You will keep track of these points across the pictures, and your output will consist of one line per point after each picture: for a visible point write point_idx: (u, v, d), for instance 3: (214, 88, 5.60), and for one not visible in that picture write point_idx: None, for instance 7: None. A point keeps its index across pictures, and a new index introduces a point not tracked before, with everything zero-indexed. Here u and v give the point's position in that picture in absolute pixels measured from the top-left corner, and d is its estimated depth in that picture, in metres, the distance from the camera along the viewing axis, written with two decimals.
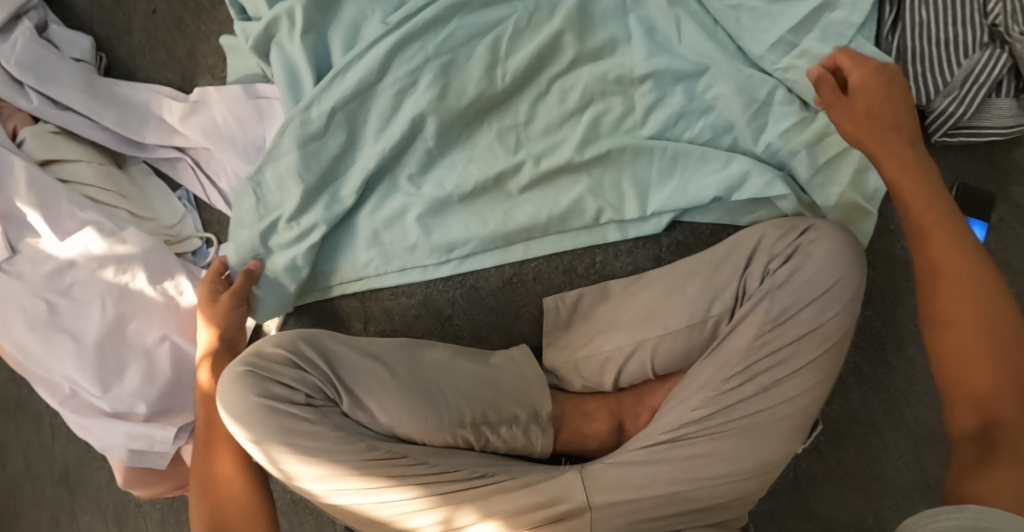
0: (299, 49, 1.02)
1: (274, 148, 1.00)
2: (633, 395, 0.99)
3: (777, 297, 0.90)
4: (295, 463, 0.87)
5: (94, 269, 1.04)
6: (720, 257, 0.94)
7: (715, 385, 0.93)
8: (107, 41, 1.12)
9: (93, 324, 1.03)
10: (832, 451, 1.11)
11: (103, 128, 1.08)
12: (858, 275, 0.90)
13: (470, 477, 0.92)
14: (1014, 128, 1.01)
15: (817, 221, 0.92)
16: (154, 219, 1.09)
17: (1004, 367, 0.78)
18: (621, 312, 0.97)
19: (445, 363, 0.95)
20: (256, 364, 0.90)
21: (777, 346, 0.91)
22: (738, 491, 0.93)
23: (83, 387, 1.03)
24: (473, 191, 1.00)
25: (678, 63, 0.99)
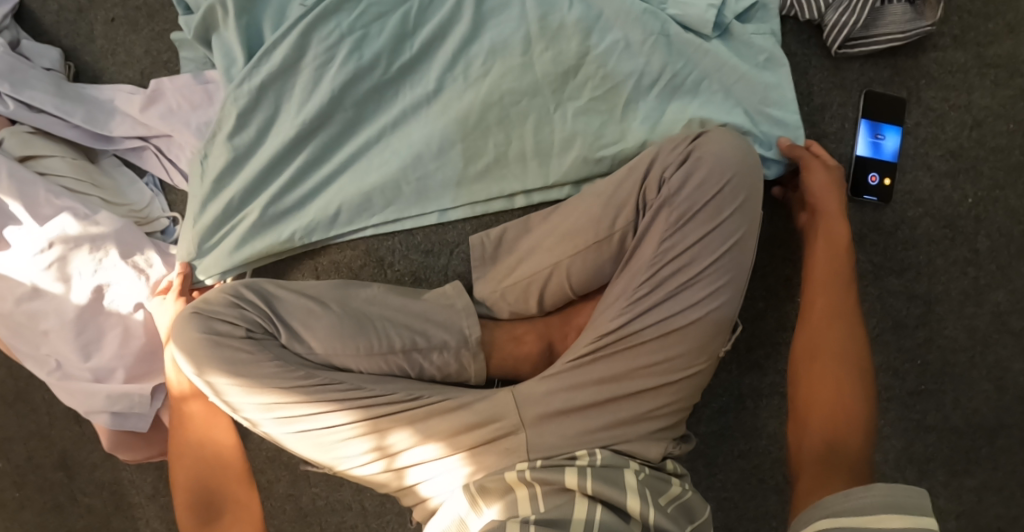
0: (234, 30, 1.10)
1: (219, 121, 1.10)
2: (558, 317, 1.08)
3: (674, 204, 0.99)
4: (236, 390, 0.98)
5: (70, 249, 1.14)
6: (621, 175, 1.02)
7: (628, 296, 0.99)
8: (73, 51, 1.24)
9: (73, 298, 1.14)
10: (773, 365, 1.14)
11: (74, 127, 1.19)
12: (749, 174, 0.98)
13: (406, 399, 0.99)
14: (911, 32, 1.09)
15: (708, 128, 1.01)
16: (125, 204, 1.19)
17: (855, 401, 0.96)
18: (542, 241, 1.05)
19: (380, 297, 1.04)
20: (201, 307, 1.00)
21: (680, 249, 0.98)
22: (658, 398, 0.99)
23: (69, 358, 1.14)
24: (391, 161, 1.10)
25: (571, 13, 1.08)
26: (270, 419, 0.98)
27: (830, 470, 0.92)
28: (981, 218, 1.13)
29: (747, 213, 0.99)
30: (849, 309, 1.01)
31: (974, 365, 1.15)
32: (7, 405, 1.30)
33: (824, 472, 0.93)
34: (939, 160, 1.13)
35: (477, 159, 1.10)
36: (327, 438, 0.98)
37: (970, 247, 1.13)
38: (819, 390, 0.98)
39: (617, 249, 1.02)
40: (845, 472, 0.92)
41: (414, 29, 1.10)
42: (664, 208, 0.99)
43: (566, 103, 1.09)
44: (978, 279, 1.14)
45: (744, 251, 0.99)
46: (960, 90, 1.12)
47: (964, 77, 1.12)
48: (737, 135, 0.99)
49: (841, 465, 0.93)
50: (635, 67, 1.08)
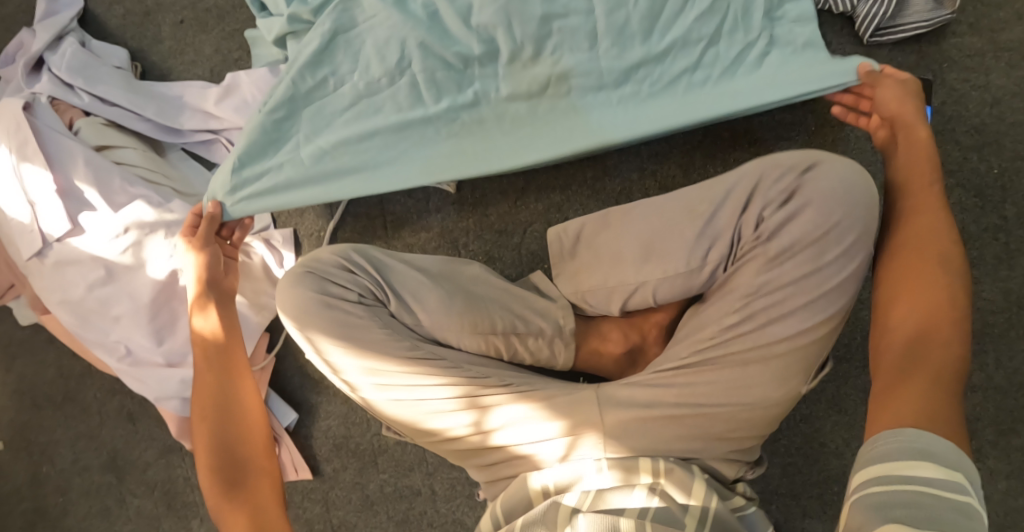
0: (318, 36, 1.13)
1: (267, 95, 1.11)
2: (642, 315, 1.13)
3: (778, 235, 1.01)
4: (339, 354, 1.00)
5: (145, 234, 1.15)
6: (719, 199, 1.04)
7: (722, 321, 1.03)
8: (140, 52, 1.29)
9: (148, 282, 1.15)
10: (828, 329, 1.21)
11: (145, 120, 1.22)
12: (863, 206, 0.99)
13: (499, 383, 1.03)
14: (935, 19, 1.21)
15: (820, 158, 1.01)
16: (195, 195, 1.22)
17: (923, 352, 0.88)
18: (632, 257, 1.08)
19: (479, 278, 1.07)
20: (312, 266, 1.03)
21: (775, 287, 1.00)
22: (732, 423, 1.01)
23: (141, 343, 1.14)
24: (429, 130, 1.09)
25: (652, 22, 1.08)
26: (370, 383, 1.01)
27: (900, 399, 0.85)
28: (1006, 188, 1.22)
29: (855, 254, 0.99)
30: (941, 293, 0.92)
31: (1012, 323, 1.22)
32: (57, 407, 1.31)
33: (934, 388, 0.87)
34: (965, 136, 1.23)
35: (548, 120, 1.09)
36: (424, 407, 1.02)
37: (998, 214, 1.23)
38: (914, 260, 0.93)
39: (705, 280, 1.05)
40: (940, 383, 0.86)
41: None
42: (761, 246, 1.02)
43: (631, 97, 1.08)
44: (1009, 245, 1.22)
45: (846, 283, 1.00)
46: (979, 72, 1.23)
47: (981, 60, 1.23)
48: (853, 164, 1.00)
49: (923, 373, 0.86)
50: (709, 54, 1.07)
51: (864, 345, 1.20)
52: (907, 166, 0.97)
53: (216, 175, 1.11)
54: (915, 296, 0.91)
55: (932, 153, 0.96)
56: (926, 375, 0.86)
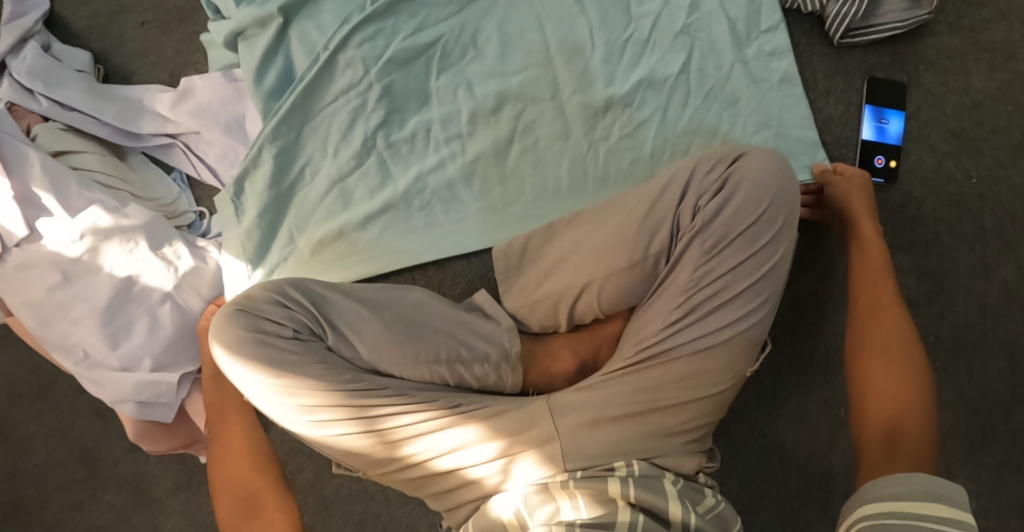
0: (258, 52, 1.15)
1: (253, 161, 1.14)
2: (589, 330, 1.15)
3: (711, 229, 1.05)
4: (279, 393, 1.01)
5: (101, 240, 1.16)
6: (658, 191, 1.07)
7: (663, 318, 1.06)
8: (104, 54, 1.29)
9: (104, 286, 1.16)
10: (786, 342, 1.17)
11: (104, 124, 1.23)
12: (787, 192, 1.05)
13: (447, 405, 1.04)
14: (909, 21, 1.15)
15: (746, 150, 1.07)
16: (154, 199, 1.23)
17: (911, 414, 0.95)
18: (578, 256, 1.09)
19: (423, 302, 1.10)
20: (245, 305, 1.04)
21: (714, 277, 1.04)
22: (688, 412, 1.04)
23: (97, 347, 1.15)
24: (416, 189, 1.14)
25: (615, 84, 1.13)
26: (309, 421, 1.02)
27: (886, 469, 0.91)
28: (984, 196, 1.17)
29: (785, 238, 1.06)
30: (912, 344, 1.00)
31: (985, 338, 1.18)
32: (30, 404, 1.33)
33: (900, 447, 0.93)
34: (940, 141, 1.17)
35: (522, 171, 1.13)
36: (362, 440, 1.02)
37: (975, 223, 1.17)
38: (874, 343, 1.01)
39: (649, 272, 1.08)
40: (909, 456, 0.92)
41: None
42: (698, 236, 1.05)
43: (598, 143, 1.13)
44: (985, 255, 1.17)
45: (778, 273, 1.06)
46: (958, 74, 1.18)
47: (961, 62, 1.18)
48: (777, 156, 1.05)
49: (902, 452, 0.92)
50: (661, 98, 1.13)
51: (826, 357, 1.16)
52: (862, 268, 1.06)
53: (224, 241, 1.16)
54: (875, 375, 0.98)
55: (881, 259, 1.06)
56: (903, 449, 0.92)
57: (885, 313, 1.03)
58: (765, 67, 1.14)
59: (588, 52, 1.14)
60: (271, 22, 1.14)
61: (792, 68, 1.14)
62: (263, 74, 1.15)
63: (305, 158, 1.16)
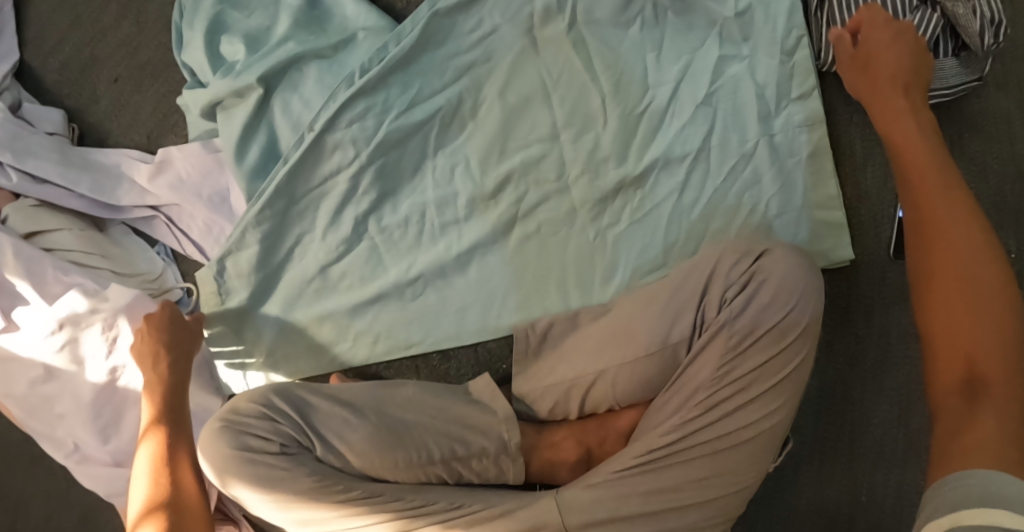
0: (237, 126, 1.05)
1: (238, 239, 1.07)
2: (596, 420, 1.04)
3: (737, 323, 0.96)
4: (266, 504, 0.94)
5: (82, 329, 1.10)
6: (683, 275, 1.00)
7: (679, 413, 0.97)
8: (78, 112, 1.20)
9: (89, 379, 1.10)
10: (811, 425, 1.11)
11: (81, 197, 1.15)
12: (816, 288, 0.96)
13: (447, 508, 0.95)
14: (956, 88, 1.05)
15: (772, 245, 0.98)
16: (137, 275, 1.15)
17: (1002, 336, 0.79)
18: (598, 345, 1.01)
19: (416, 399, 1.00)
20: (230, 419, 0.96)
21: (739, 373, 0.95)
22: (705, 511, 0.95)
23: (86, 441, 1.11)
24: (410, 277, 1.06)
25: (626, 163, 1.04)
26: None
27: (972, 454, 0.74)
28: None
29: (811, 336, 0.96)
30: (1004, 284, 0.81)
31: None
32: (24, 469, 1.29)
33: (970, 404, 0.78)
34: (982, 213, 1.08)
35: (526, 257, 1.05)
36: None
37: None
38: (934, 239, 0.84)
39: (669, 364, 0.99)
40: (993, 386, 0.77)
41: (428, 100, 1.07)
42: (724, 329, 0.96)
43: (607, 230, 1.05)
44: None
45: (803, 374, 0.96)
46: (1003, 140, 1.08)
47: (1007, 126, 1.08)
48: (801, 254, 0.96)
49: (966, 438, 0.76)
50: (676, 179, 1.04)
51: (852, 443, 1.10)
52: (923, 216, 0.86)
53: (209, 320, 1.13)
54: (946, 288, 0.83)
55: (943, 156, 0.88)
56: (986, 404, 0.77)
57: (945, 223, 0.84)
58: (792, 130, 1.05)
59: (600, 125, 1.04)
60: (249, 93, 1.04)
61: (822, 142, 1.04)
62: (244, 150, 1.05)
63: (292, 236, 1.08)
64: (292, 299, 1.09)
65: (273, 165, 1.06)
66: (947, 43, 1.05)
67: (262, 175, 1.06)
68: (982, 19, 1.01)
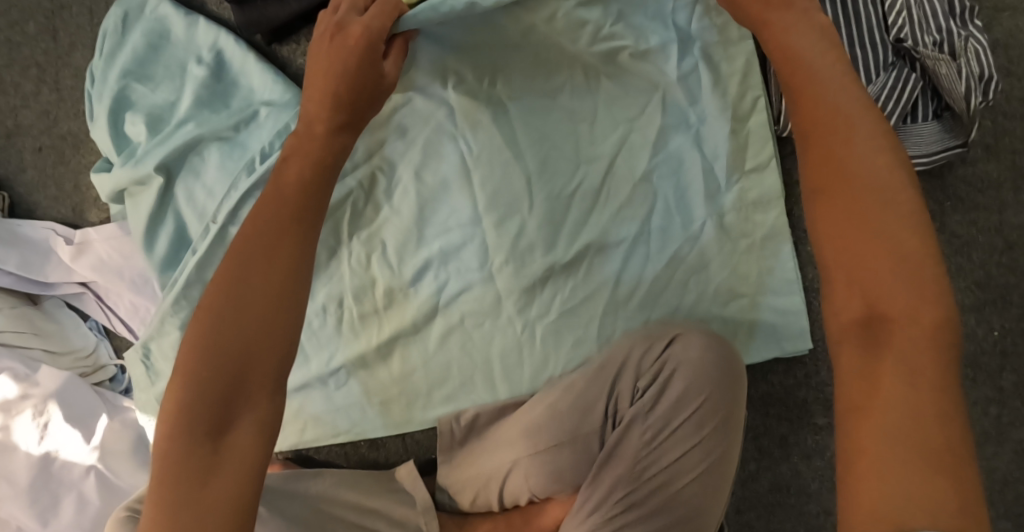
0: (143, 213, 0.98)
1: (160, 327, 1.05)
2: (521, 515, 0.99)
3: (651, 417, 0.90)
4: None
5: (12, 415, 1.08)
6: (592, 372, 0.94)
7: (602, 511, 0.89)
8: (7, 180, 1.16)
9: (23, 465, 1.08)
10: (764, 525, 1.02)
11: (8, 274, 1.11)
12: (731, 381, 0.89)
13: None
14: (939, 156, 0.91)
15: (685, 329, 0.92)
16: (70, 352, 1.13)
17: (904, 424, 0.61)
18: (518, 438, 0.95)
19: (330, 493, 0.98)
20: (135, 511, 0.94)
21: (655, 470, 0.89)
22: None
23: (26, 525, 1.09)
24: (330, 372, 1.00)
25: (555, 252, 0.95)
26: None
27: (893, 499, 0.59)
28: (1008, 353, 0.98)
29: (731, 428, 0.89)
30: (915, 221, 0.64)
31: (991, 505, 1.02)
32: None
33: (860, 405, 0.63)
34: (963, 294, 0.97)
35: (451, 347, 0.98)
36: None
37: (993, 384, 0.99)
38: (853, 182, 0.66)
39: (585, 455, 0.93)
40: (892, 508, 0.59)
41: None
42: (637, 422, 0.90)
43: (535, 320, 0.96)
44: (1001, 419, 1.00)
45: (729, 466, 0.90)
46: (990, 211, 0.95)
47: (996, 194, 0.95)
48: (714, 340, 0.90)
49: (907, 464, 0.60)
50: (612, 264, 0.95)
51: None
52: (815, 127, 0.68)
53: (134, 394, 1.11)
54: (858, 233, 0.65)
55: (861, 101, 0.68)
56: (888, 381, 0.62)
57: (845, 140, 0.67)
58: (740, 206, 0.94)
59: (526, 210, 0.94)
60: (151, 180, 0.97)
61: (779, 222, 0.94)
62: (153, 240, 0.99)
63: None
64: None
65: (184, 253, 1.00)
66: (927, 105, 0.91)
67: (174, 265, 1.00)
68: (968, 78, 0.87)
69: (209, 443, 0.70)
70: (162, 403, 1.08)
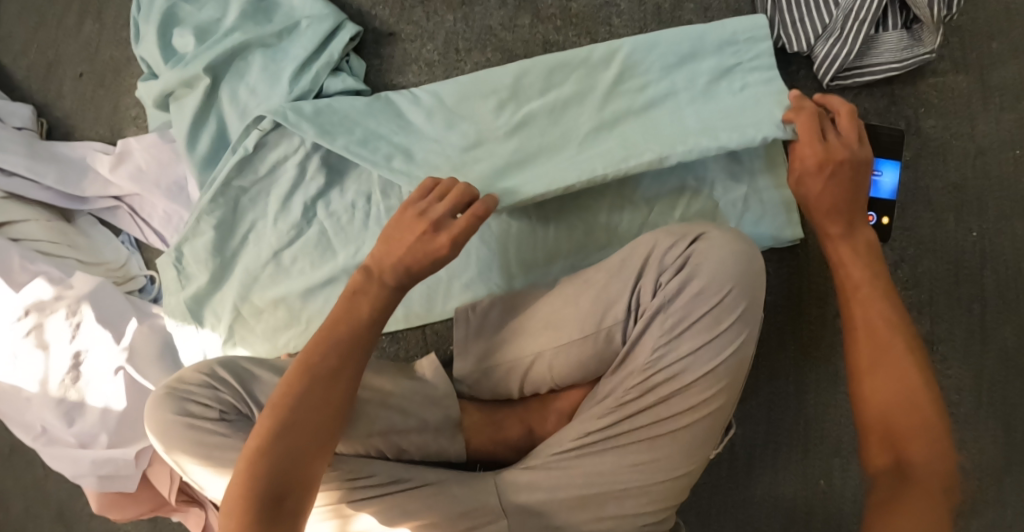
0: (188, 114, 1.07)
1: (193, 227, 1.10)
2: (538, 401, 1.04)
3: (671, 309, 0.93)
4: (206, 475, 0.96)
5: (48, 313, 1.13)
6: (615, 266, 0.97)
7: (615, 397, 0.96)
8: (45, 106, 1.23)
9: (54, 364, 1.14)
10: (766, 415, 1.09)
11: (47, 188, 1.17)
12: (752, 277, 0.93)
13: (386, 480, 0.96)
14: (909, 62, 1.03)
15: (709, 229, 0.95)
16: (102, 263, 1.18)
17: (929, 458, 0.86)
18: (538, 329, 0.99)
19: None
20: (175, 387, 0.99)
21: (673, 360, 0.93)
22: (643, 496, 0.95)
23: (52, 424, 1.14)
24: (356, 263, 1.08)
25: None
26: None
27: None
28: (986, 253, 1.07)
29: (749, 320, 0.93)
30: (916, 351, 0.90)
31: (979, 403, 1.10)
32: (5, 459, 1.33)
33: (897, 484, 0.87)
34: (940, 194, 1.07)
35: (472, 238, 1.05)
36: None
37: (976, 283, 1.08)
38: (866, 297, 0.92)
39: (605, 348, 0.97)
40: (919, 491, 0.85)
41: (379, 86, 1.09)
42: (659, 314, 0.94)
43: (552, 214, 1.05)
44: (983, 317, 1.08)
45: (747, 354, 0.94)
46: (964, 118, 1.06)
47: (966, 104, 1.06)
48: (740, 239, 0.93)
49: (916, 485, 0.86)
50: None
51: (807, 431, 1.08)
52: (851, 281, 0.93)
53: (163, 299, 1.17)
54: (885, 376, 0.89)
55: (870, 240, 0.95)
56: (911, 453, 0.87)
57: (874, 303, 0.92)
58: None
59: None
60: (198, 82, 1.06)
61: None
62: (195, 139, 1.07)
63: (242, 220, 1.10)
64: (244, 281, 1.11)
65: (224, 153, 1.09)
66: (896, 16, 1.03)
67: (215, 163, 1.08)
68: None
69: (269, 504, 0.85)
70: (190, 306, 1.13)
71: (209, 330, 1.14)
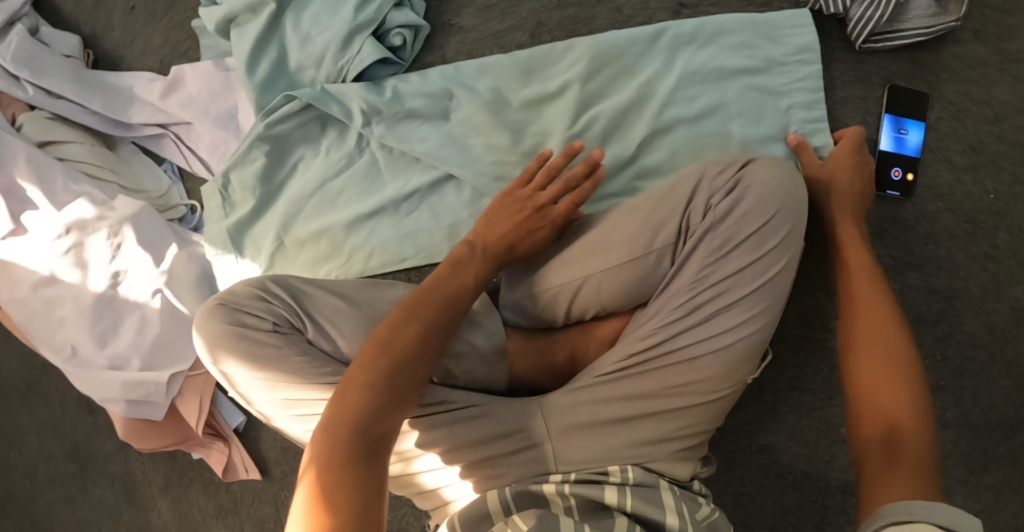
0: (249, 39, 1.11)
1: (243, 155, 1.13)
2: (580, 328, 1.07)
3: (719, 229, 0.97)
4: (256, 385, 0.96)
5: (88, 233, 1.14)
6: (661, 194, 1.01)
7: (661, 316, 0.98)
8: (93, 39, 1.25)
9: (91, 285, 1.14)
10: (793, 358, 1.14)
11: (94, 113, 1.19)
12: (796, 205, 0.97)
13: (431, 402, 0.98)
14: (934, 27, 1.11)
15: (756, 157, 1.00)
16: (144, 191, 1.20)
17: (913, 430, 0.88)
18: (583, 252, 1.02)
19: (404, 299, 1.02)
20: (227, 298, 0.99)
21: (718, 277, 0.97)
22: (681, 418, 0.96)
23: (82, 345, 1.14)
24: (404, 195, 1.10)
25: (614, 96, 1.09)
26: (290, 416, 0.97)
27: None
28: (1001, 213, 1.12)
29: (791, 246, 0.97)
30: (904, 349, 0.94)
31: (994, 360, 1.12)
32: (20, 396, 1.30)
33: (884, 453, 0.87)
34: (959, 154, 1.13)
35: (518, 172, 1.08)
36: None
37: (990, 241, 1.12)
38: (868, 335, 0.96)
39: (654, 270, 1.00)
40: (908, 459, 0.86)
41: (436, 26, 1.14)
42: (707, 234, 0.98)
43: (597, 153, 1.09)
44: (998, 274, 1.12)
45: (785, 277, 0.98)
46: (981, 85, 1.13)
47: (985, 71, 1.13)
48: (786, 167, 0.98)
49: (903, 458, 0.86)
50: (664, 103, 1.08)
51: (830, 375, 1.13)
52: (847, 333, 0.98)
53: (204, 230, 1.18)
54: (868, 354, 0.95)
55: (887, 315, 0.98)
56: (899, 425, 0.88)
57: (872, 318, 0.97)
58: (779, 60, 1.09)
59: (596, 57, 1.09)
60: (262, 9, 1.11)
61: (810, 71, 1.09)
62: (254, 66, 1.11)
63: (292, 153, 1.13)
64: (288, 209, 1.12)
65: (280, 81, 1.12)
66: None
67: (271, 89, 1.11)
68: None
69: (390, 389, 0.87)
70: (232, 235, 1.14)
71: (248, 259, 1.14)
